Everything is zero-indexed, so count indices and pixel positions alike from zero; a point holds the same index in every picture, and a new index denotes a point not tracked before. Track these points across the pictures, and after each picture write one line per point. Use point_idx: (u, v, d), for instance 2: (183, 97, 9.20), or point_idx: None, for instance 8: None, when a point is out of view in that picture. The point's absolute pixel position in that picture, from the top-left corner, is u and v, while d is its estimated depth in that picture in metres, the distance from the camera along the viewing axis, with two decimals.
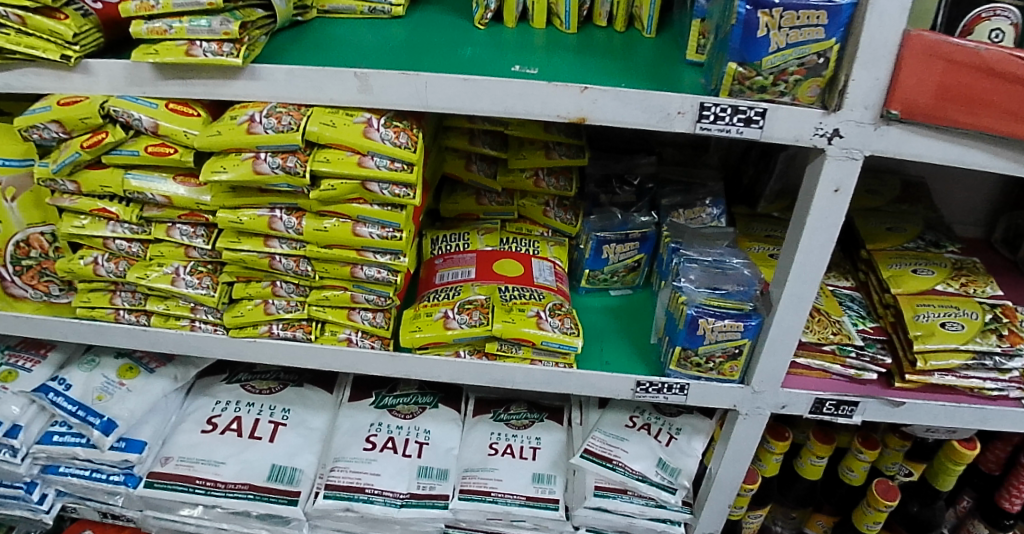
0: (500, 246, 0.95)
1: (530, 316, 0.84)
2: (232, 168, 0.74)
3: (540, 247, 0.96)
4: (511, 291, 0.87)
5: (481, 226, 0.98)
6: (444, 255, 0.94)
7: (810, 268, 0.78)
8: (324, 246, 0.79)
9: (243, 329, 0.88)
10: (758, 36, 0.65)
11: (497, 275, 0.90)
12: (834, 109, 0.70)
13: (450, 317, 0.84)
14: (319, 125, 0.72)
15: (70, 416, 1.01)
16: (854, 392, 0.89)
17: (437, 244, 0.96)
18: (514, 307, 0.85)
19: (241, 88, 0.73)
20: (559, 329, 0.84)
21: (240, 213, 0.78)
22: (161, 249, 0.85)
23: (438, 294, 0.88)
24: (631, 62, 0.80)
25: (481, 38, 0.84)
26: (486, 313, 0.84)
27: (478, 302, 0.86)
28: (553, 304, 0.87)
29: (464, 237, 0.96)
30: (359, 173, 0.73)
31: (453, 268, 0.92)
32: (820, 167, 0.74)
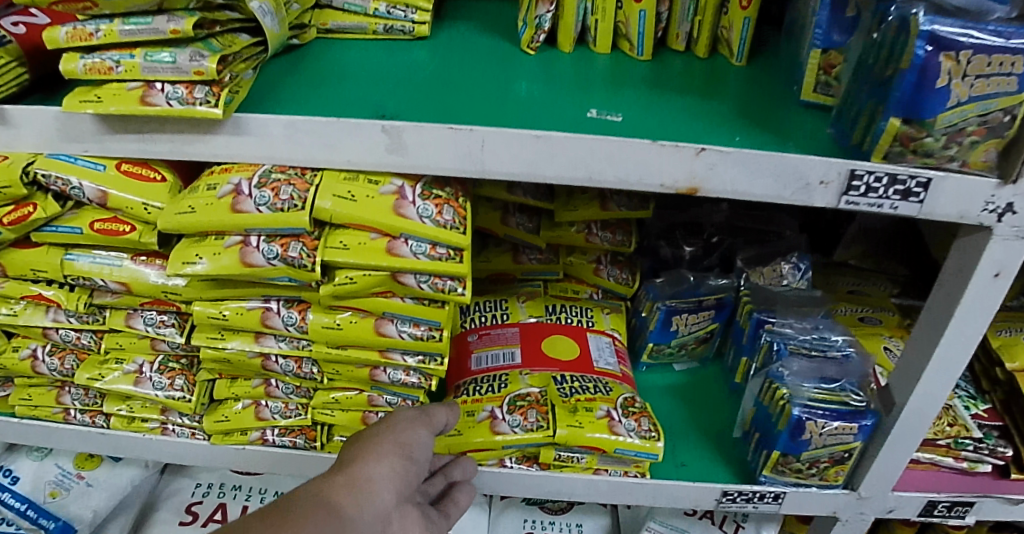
0: (546, 316, 0.77)
1: (600, 418, 0.66)
2: (211, 256, 0.54)
3: (595, 318, 0.78)
4: (570, 382, 0.70)
5: (521, 290, 0.80)
6: (480, 332, 0.76)
7: (951, 365, 0.62)
8: (334, 346, 0.59)
9: (229, 435, 0.67)
10: (936, 87, 0.47)
11: (551, 361, 0.72)
12: (1013, 179, 0.53)
13: (500, 419, 0.66)
14: (332, 199, 0.52)
15: (17, 518, 0.79)
16: (971, 490, 0.74)
17: (470, 315, 0.78)
18: (578, 407, 0.67)
19: (223, 145, 0.53)
20: (639, 435, 0.66)
21: (223, 306, 0.58)
22: (119, 341, 0.64)
23: (479, 387, 0.70)
24: (731, 100, 0.63)
25: (533, 67, 0.65)
26: (545, 413, 0.66)
27: (530, 399, 0.68)
28: (624, 400, 0.69)
29: (503, 306, 0.78)
30: (389, 264, 0.53)
31: (492, 349, 0.74)
32: (981, 247, 0.57)
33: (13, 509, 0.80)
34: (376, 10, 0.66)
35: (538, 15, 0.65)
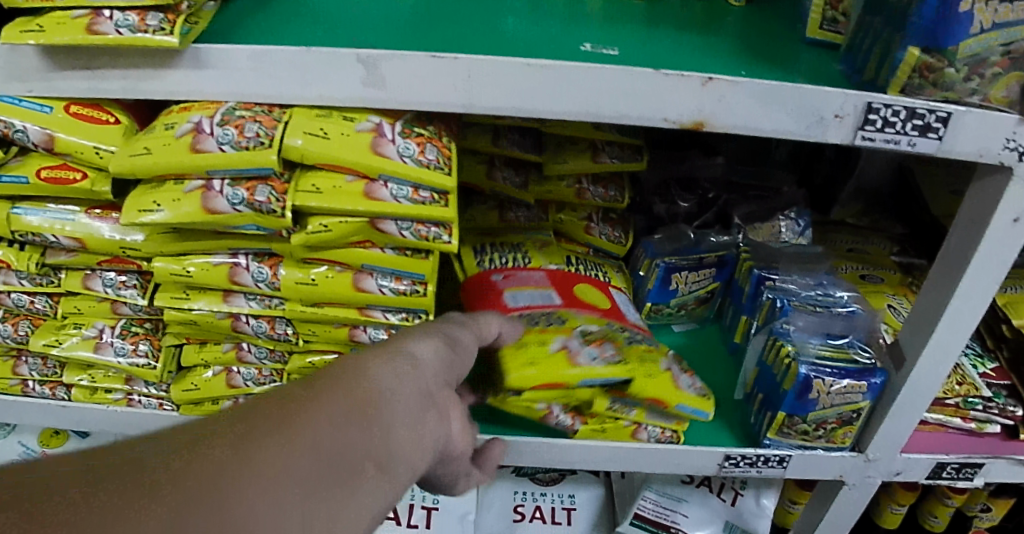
0: (567, 265, 0.70)
1: (664, 370, 0.64)
2: (171, 203, 0.49)
3: (609, 274, 0.72)
4: (630, 331, 0.65)
5: (531, 235, 0.72)
6: (505, 273, 0.67)
7: (965, 318, 0.59)
8: (308, 305, 0.54)
9: (199, 406, 0.62)
10: (959, 11, 0.43)
11: (597, 306, 0.66)
12: None
13: (575, 351, 0.60)
14: (306, 137, 0.47)
15: None
16: (980, 451, 0.72)
17: (487, 253, 0.70)
18: (644, 354, 0.63)
19: (182, 81, 0.48)
20: (698, 391, 0.64)
21: (186, 262, 0.53)
22: (78, 305, 0.59)
23: (535, 321, 0.62)
24: (735, 37, 0.58)
25: (520, 3, 0.60)
26: (620, 345, 0.62)
27: (608, 332, 0.63)
28: (674, 356, 0.67)
29: (520, 250, 0.70)
30: (366, 209, 0.48)
31: (525, 290, 0.65)
32: (1001, 189, 0.54)
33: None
34: None
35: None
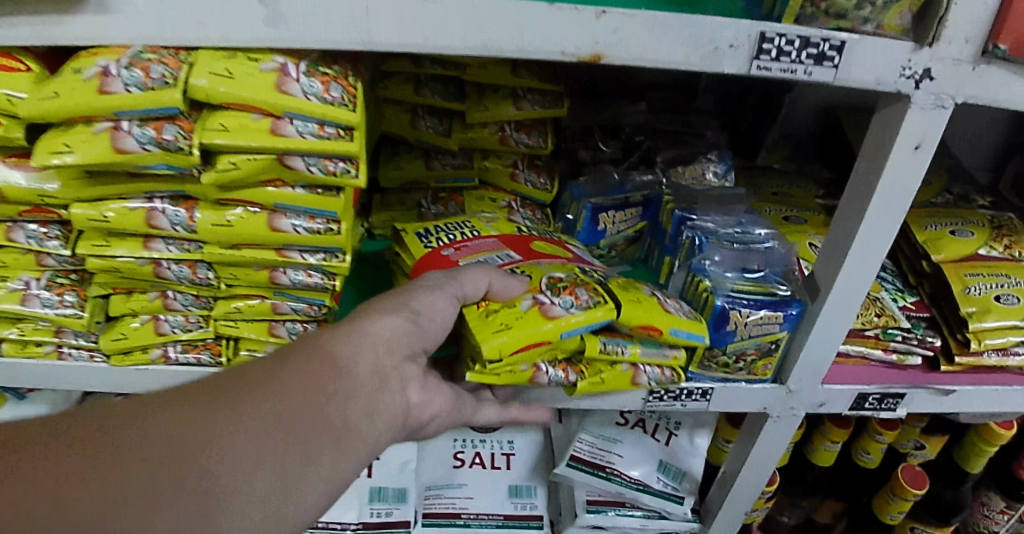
0: (520, 231, 0.69)
1: (648, 298, 0.62)
2: (82, 146, 0.49)
3: (566, 235, 0.72)
4: (595, 270, 0.63)
5: (481, 215, 0.71)
6: (453, 246, 0.63)
7: (873, 251, 0.61)
8: (226, 247, 0.56)
9: (128, 356, 0.63)
10: None
11: (561, 255, 0.66)
12: (928, 43, 0.52)
13: (553, 304, 0.56)
14: (209, 76, 0.48)
15: None
16: (901, 382, 0.74)
17: (430, 234, 0.66)
18: (623, 287, 0.62)
19: (87, 26, 0.46)
20: (691, 311, 0.63)
21: (103, 207, 0.53)
22: (2, 257, 0.59)
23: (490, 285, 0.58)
24: None
25: None
26: (596, 290, 0.59)
27: (577, 278, 0.60)
28: (655, 288, 0.65)
29: (467, 223, 0.68)
30: (274, 146, 0.49)
31: (482, 256, 0.62)
32: (899, 117, 0.56)
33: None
34: None
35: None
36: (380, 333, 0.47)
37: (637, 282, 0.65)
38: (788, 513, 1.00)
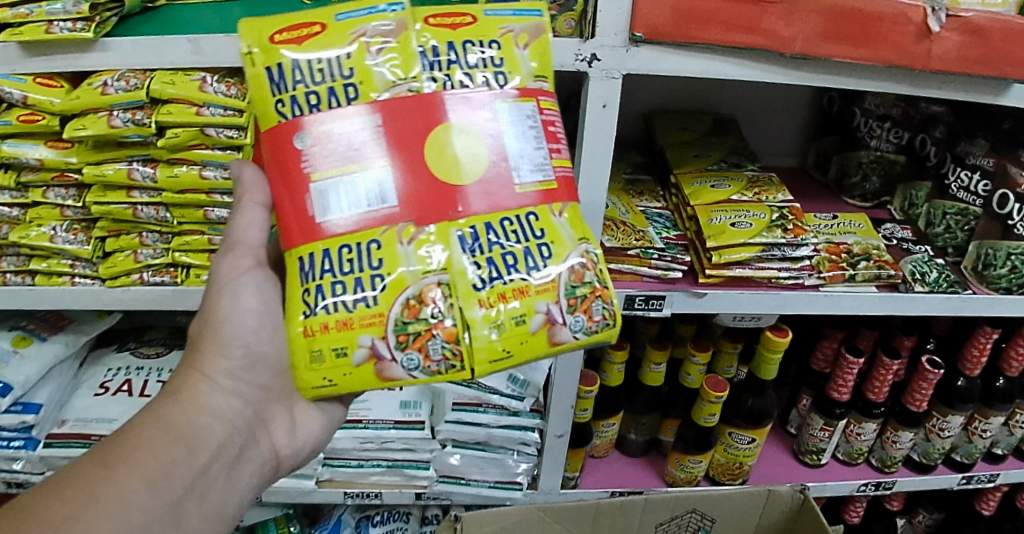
0: (420, 79, 0.65)
1: (538, 325, 0.64)
2: (92, 125, 0.85)
3: (489, 63, 0.67)
4: (484, 273, 0.64)
5: (367, 29, 0.65)
6: (316, 134, 0.64)
7: (593, 181, 0.93)
8: (178, 193, 0.90)
9: (117, 279, 0.96)
10: None
11: (450, 205, 0.64)
12: (589, 37, 0.83)
13: (388, 360, 0.63)
14: (160, 83, 0.83)
15: None
16: (663, 288, 1.02)
17: (287, 78, 0.64)
18: (510, 318, 0.64)
19: (96, 59, 0.81)
20: (585, 332, 0.66)
21: (103, 167, 0.88)
22: (38, 211, 0.93)
23: (334, 296, 0.63)
24: None
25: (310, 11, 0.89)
26: (456, 342, 0.64)
27: (430, 325, 0.63)
28: (570, 280, 0.66)
29: (344, 59, 0.65)
30: (196, 121, 0.84)
31: (343, 177, 0.64)
32: (588, 87, 0.87)
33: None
34: None
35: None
36: (230, 384, 0.72)
37: (546, 282, 0.65)
38: (636, 431, 1.26)
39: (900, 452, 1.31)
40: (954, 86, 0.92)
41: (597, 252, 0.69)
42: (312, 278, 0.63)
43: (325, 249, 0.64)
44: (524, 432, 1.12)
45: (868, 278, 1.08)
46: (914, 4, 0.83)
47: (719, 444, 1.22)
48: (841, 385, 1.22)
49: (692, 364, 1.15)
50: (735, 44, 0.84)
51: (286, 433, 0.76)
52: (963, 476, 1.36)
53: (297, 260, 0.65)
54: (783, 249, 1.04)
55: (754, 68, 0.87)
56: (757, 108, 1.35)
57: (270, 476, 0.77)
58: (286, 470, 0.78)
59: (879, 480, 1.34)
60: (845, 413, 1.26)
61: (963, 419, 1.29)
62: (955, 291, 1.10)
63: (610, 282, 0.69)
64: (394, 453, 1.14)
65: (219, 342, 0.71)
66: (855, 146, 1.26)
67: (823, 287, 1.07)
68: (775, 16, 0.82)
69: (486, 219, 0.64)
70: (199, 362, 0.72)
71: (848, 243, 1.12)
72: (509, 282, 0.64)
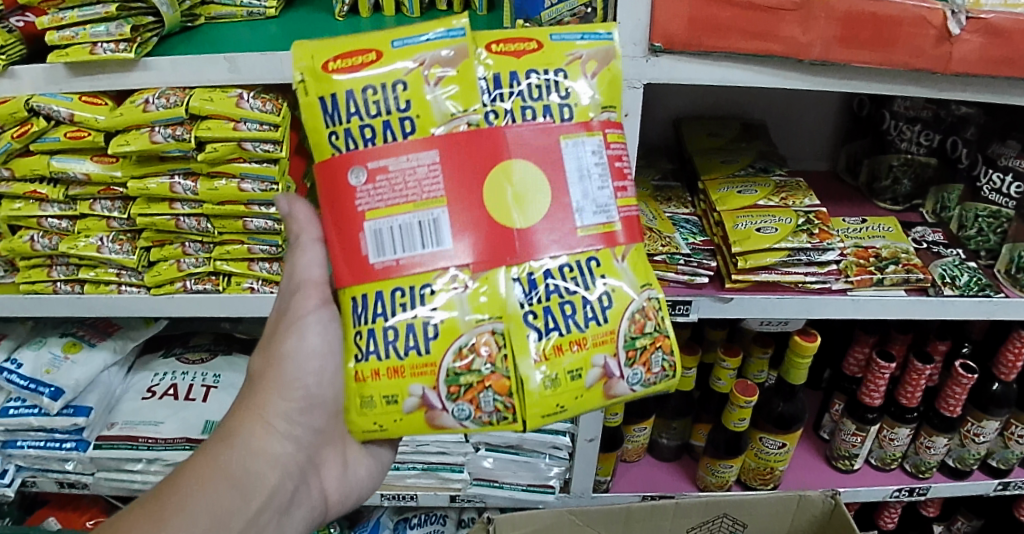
0: (482, 109, 0.65)
1: (595, 377, 0.66)
2: (135, 141, 0.88)
3: (551, 95, 0.66)
4: (542, 323, 0.65)
5: (426, 57, 0.65)
6: (370, 170, 0.64)
7: None
8: (217, 204, 0.94)
9: (161, 287, 1.00)
10: None
11: (509, 250, 0.64)
12: None
13: (439, 409, 0.65)
14: (199, 100, 0.86)
15: (22, 389, 1.03)
16: (688, 294, 1.02)
17: (341, 109, 0.64)
18: (568, 369, 0.65)
19: (137, 78, 0.84)
20: (642, 383, 0.68)
21: (147, 181, 0.92)
22: (87, 223, 0.97)
23: (386, 343, 0.64)
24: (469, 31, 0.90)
25: (341, 28, 0.92)
26: (508, 393, 0.65)
27: (482, 377, 0.64)
28: (631, 331, 0.67)
29: (404, 88, 0.64)
30: (234, 136, 0.88)
31: (399, 215, 0.63)
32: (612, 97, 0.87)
33: (18, 383, 1.04)
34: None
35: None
36: (286, 427, 0.73)
37: (605, 334, 0.66)
38: (667, 436, 1.27)
39: (936, 457, 1.29)
40: (977, 87, 0.91)
41: (660, 299, 0.70)
42: (364, 321, 0.65)
43: (378, 291, 0.65)
44: (555, 436, 1.13)
45: (897, 282, 1.07)
46: (932, 7, 0.82)
47: (750, 450, 1.22)
48: (873, 390, 1.21)
49: (722, 369, 1.15)
50: (751, 52, 0.83)
51: (337, 476, 0.77)
52: (1000, 483, 1.34)
53: (351, 299, 0.66)
54: (809, 254, 1.04)
55: (771, 73, 0.87)
56: (788, 114, 1.34)
57: (321, 519, 0.78)
58: (337, 511, 0.80)
59: (913, 485, 1.33)
60: (878, 418, 1.26)
61: (999, 424, 1.27)
62: (986, 295, 1.08)
63: (670, 330, 0.70)
64: (428, 456, 1.16)
65: (279, 382, 0.73)
66: (885, 149, 1.25)
67: (851, 291, 1.06)
68: (792, 23, 0.81)
69: (545, 267, 0.65)
70: (258, 403, 0.73)
71: (878, 246, 1.12)
72: (566, 333, 0.65)
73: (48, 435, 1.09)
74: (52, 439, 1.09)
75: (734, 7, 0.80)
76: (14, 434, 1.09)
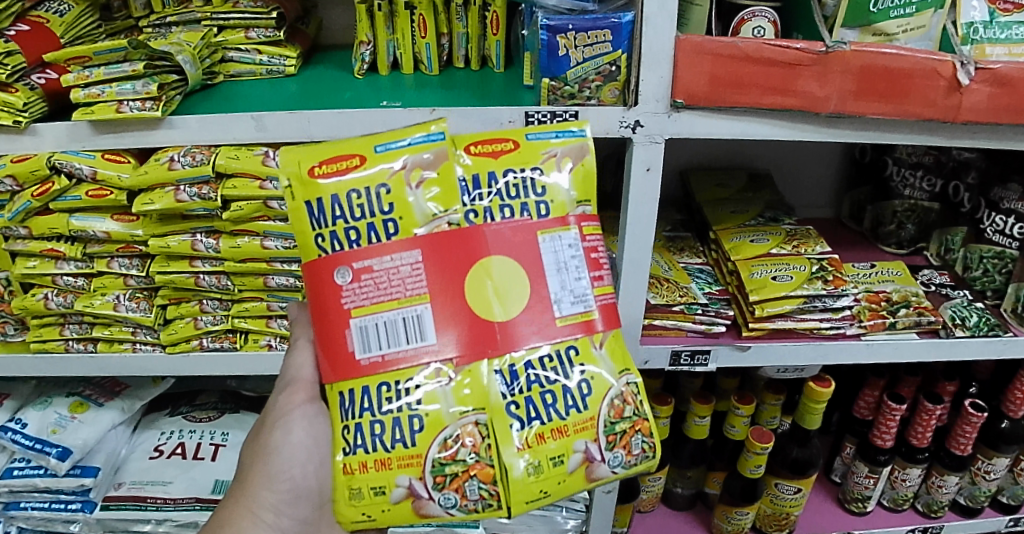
0: (461, 208, 0.63)
1: (578, 461, 0.63)
2: (159, 200, 0.88)
3: (532, 192, 0.65)
4: (524, 411, 0.62)
5: (408, 160, 0.63)
6: (356, 270, 0.62)
7: (639, 244, 0.94)
8: (239, 261, 0.93)
9: (177, 345, 0.99)
10: (560, 55, 0.81)
11: (490, 345, 0.62)
12: (632, 104, 0.85)
13: (425, 498, 0.61)
14: (225, 159, 0.87)
15: (26, 450, 1.01)
16: (707, 343, 1.03)
17: (326, 212, 0.62)
18: (549, 455, 0.62)
19: (161, 136, 0.84)
20: (622, 466, 0.65)
21: (168, 239, 0.91)
22: (103, 281, 0.96)
23: (373, 436, 0.62)
24: (489, 89, 0.91)
25: (360, 84, 0.93)
26: (494, 481, 0.62)
27: (467, 466, 0.62)
28: (609, 414, 0.65)
29: (387, 191, 0.62)
30: (259, 194, 0.87)
31: (382, 312, 0.61)
32: (632, 152, 0.88)
33: (23, 444, 1.01)
34: (261, 59, 0.96)
35: (361, 52, 0.95)
36: (274, 518, 0.75)
37: (586, 420, 0.63)
38: (681, 484, 1.26)
39: (947, 497, 1.29)
40: (983, 135, 0.90)
41: (638, 383, 0.67)
42: (351, 416, 0.62)
43: (364, 387, 0.62)
44: None
45: (909, 325, 1.07)
46: (943, 59, 0.82)
47: (766, 496, 1.22)
48: (884, 431, 1.21)
49: (736, 416, 1.14)
50: (771, 106, 0.84)
51: None
52: (1011, 519, 1.34)
53: (338, 394, 0.64)
54: (825, 300, 1.05)
55: (789, 128, 0.87)
56: (788, 165, 1.38)
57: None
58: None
59: (926, 525, 1.32)
60: (889, 459, 1.26)
61: (1009, 461, 1.27)
62: (996, 334, 1.10)
63: (649, 411, 0.68)
64: None
65: (267, 476, 0.74)
66: (889, 196, 1.26)
67: (865, 335, 1.07)
68: (810, 78, 0.82)
69: (525, 357, 0.63)
70: (246, 496, 0.75)
71: (888, 290, 1.12)
72: (547, 421, 0.63)
73: (53, 496, 1.06)
74: (58, 500, 1.06)
75: (756, 63, 0.80)
76: (17, 495, 1.06)
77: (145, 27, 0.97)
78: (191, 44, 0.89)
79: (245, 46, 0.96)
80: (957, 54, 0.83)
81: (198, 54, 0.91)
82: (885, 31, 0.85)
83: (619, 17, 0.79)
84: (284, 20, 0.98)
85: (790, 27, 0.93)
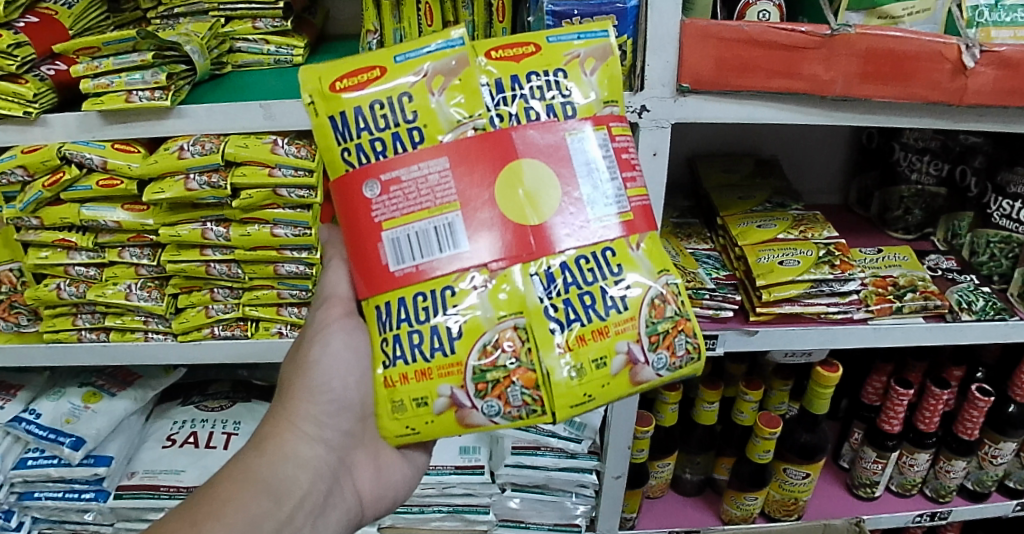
0: (489, 112, 0.64)
1: (623, 361, 0.63)
2: (169, 188, 0.88)
3: (559, 92, 0.65)
4: (562, 312, 0.63)
5: (428, 68, 0.64)
6: (384, 182, 0.63)
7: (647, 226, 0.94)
8: (249, 250, 0.94)
9: (188, 333, 1.00)
10: None
11: (524, 248, 0.63)
12: (638, 89, 0.85)
13: (468, 407, 0.62)
14: (234, 147, 0.88)
15: (41, 440, 1.02)
16: (714, 328, 1.04)
17: (350, 126, 0.63)
18: (591, 358, 0.63)
19: (171, 126, 0.85)
20: (667, 368, 0.65)
21: (178, 228, 0.92)
22: (115, 270, 0.97)
23: (412, 347, 0.63)
24: None
25: None
26: (537, 387, 0.62)
27: (508, 372, 0.62)
28: (651, 313, 0.64)
29: (410, 100, 0.63)
30: (269, 182, 0.88)
31: (414, 221, 0.62)
32: (640, 137, 0.88)
33: (37, 434, 1.02)
34: (269, 49, 0.97)
35: (369, 41, 0.97)
36: (316, 430, 0.72)
37: (626, 321, 0.63)
38: (690, 470, 1.27)
39: (955, 482, 1.29)
40: (991, 118, 0.90)
41: (678, 283, 0.67)
42: (389, 328, 0.63)
43: (400, 299, 0.63)
44: (582, 474, 1.13)
45: (916, 309, 1.07)
46: (948, 42, 0.82)
47: (774, 481, 1.22)
48: (892, 416, 1.21)
49: (744, 401, 1.15)
50: (776, 90, 0.84)
51: (370, 477, 0.75)
52: (1018, 503, 1.33)
53: (374, 309, 0.65)
54: (831, 285, 1.05)
55: (796, 111, 0.87)
56: (791, 150, 1.38)
57: (356, 521, 0.76)
58: (374, 512, 0.78)
59: (934, 510, 1.32)
60: (897, 444, 1.25)
61: (1016, 445, 1.27)
62: (1003, 318, 1.09)
63: (691, 312, 0.67)
64: (453, 498, 1.16)
65: (307, 387, 0.72)
66: (895, 181, 1.26)
67: (872, 320, 1.06)
68: (816, 61, 0.82)
69: (562, 259, 0.63)
70: (287, 408, 0.73)
71: (894, 275, 1.12)
72: (587, 323, 0.63)
73: (67, 485, 1.07)
74: (72, 490, 1.07)
75: (761, 46, 0.80)
76: (31, 485, 1.07)
77: (153, 18, 0.97)
78: (199, 34, 0.89)
79: (253, 36, 0.96)
80: (962, 37, 0.83)
81: (207, 44, 0.91)
82: (890, 14, 0.85)
83: (624, 2, 0.79)
84: (291, 11, 0.98)
85: (795, 13, 0.94)
